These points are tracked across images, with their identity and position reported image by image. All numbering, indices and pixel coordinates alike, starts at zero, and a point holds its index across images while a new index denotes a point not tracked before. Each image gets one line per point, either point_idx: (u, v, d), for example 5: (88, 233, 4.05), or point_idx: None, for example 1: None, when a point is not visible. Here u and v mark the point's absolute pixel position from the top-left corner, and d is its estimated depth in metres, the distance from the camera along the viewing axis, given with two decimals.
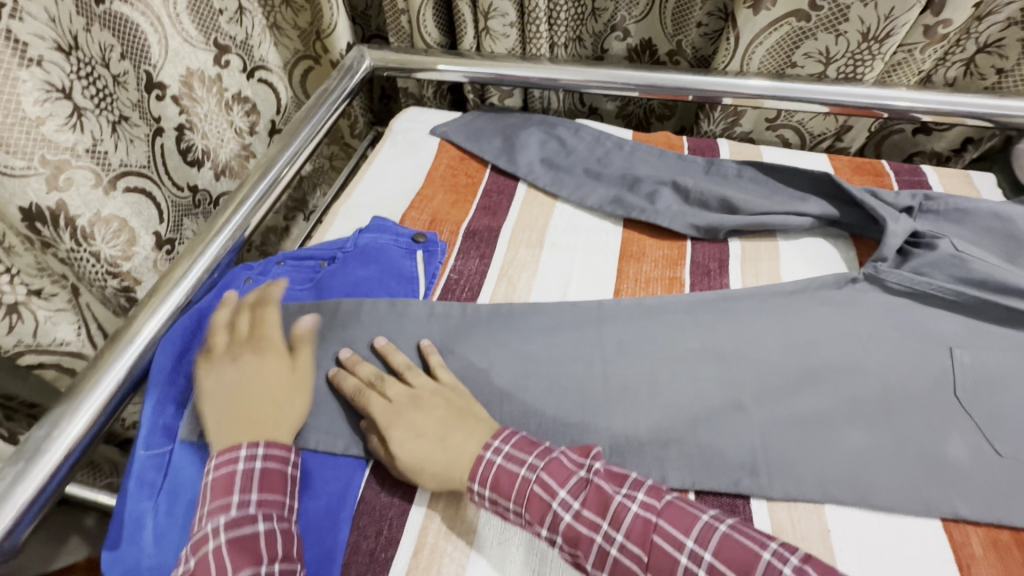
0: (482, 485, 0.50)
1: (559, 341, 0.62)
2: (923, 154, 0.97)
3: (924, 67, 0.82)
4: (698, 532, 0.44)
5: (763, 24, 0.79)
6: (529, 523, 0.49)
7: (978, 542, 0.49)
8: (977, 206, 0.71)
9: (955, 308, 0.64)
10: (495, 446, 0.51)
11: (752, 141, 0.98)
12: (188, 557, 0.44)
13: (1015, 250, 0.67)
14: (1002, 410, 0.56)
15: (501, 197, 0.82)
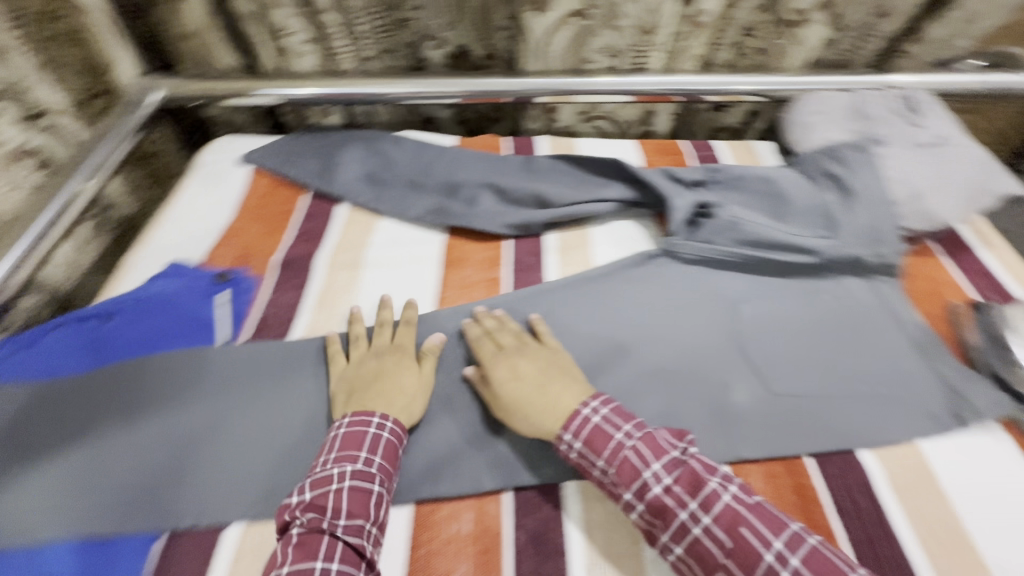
0: (577, 437, 0.52)
1: (375, 363, 0.61)
2: (726, 129, 1.08)
3: (698, 52, 0.91)
4: (704, 496, 0.46)
5: (549, 24, 0.84)
6: (615, 484, 0.50)
7: (759, 478, 0.55)
8: (751, 173, 0.79)
9: (738, 267, 0.71)
10: (590, 406, 0.53)
11: (574, 134, 1.03)
12: (308, 489, 0.50)
13: (781, 207, 0.75)
14: (775, 354, 0.63)
15: (321, 220, 0.79)
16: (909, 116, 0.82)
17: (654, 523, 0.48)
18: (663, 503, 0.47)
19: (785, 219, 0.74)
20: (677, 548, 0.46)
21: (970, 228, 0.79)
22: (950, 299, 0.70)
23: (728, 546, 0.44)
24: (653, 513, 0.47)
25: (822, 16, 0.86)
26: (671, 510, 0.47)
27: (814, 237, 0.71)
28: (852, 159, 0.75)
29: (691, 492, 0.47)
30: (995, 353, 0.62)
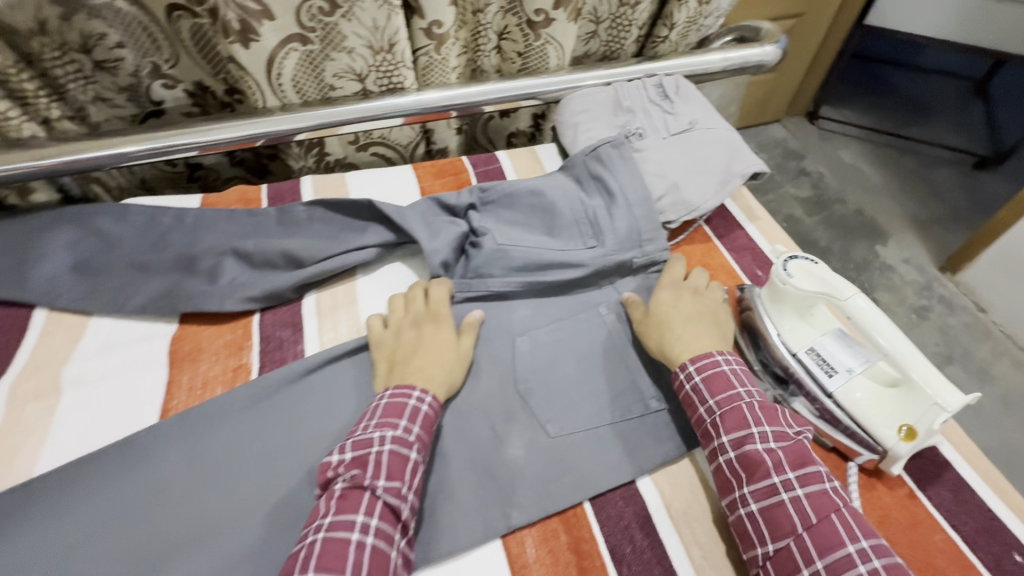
0: (701, 371, 0.54)
1: (74, 523, 0.49)
2: (518, 133, 1.04)
3: (455, 62, 0.85)
4: (804, 472, 0.48)
5: (266, 55, 0.71)
6: (716, 427, 0.52)
7: (532, 542, 0.50)
8: (518, 188, 0.72)
9: (513, 296, 0.66)
10: (723, 356, 0.55)
11: (354, 164, 0.94)
12: (348, 453, 0.47)
13: (552, 222, 0.70)
14: (552, 388, 0.59)
15: (8, 334, 0.62)
16: (664, 101, 0.82)
17: (740, 474, 0.49)
18: (762, 458, 0.49)
19: (557, 235, 0.69)
20: (755, 502, 0.47)
21: (735, 204, 0.81)
22: (721, 283, 0.70)
23: (812, 522, 0.45)
24: (745, 466, 0.49)
25: (565, 14, 0.80)
26: (766, 467, 0.48)
27: (584, 249, 0.67)
28: (612, 157, 0.72)
29: (795, 463, 0.48)
30: (756, 340, 0.60)
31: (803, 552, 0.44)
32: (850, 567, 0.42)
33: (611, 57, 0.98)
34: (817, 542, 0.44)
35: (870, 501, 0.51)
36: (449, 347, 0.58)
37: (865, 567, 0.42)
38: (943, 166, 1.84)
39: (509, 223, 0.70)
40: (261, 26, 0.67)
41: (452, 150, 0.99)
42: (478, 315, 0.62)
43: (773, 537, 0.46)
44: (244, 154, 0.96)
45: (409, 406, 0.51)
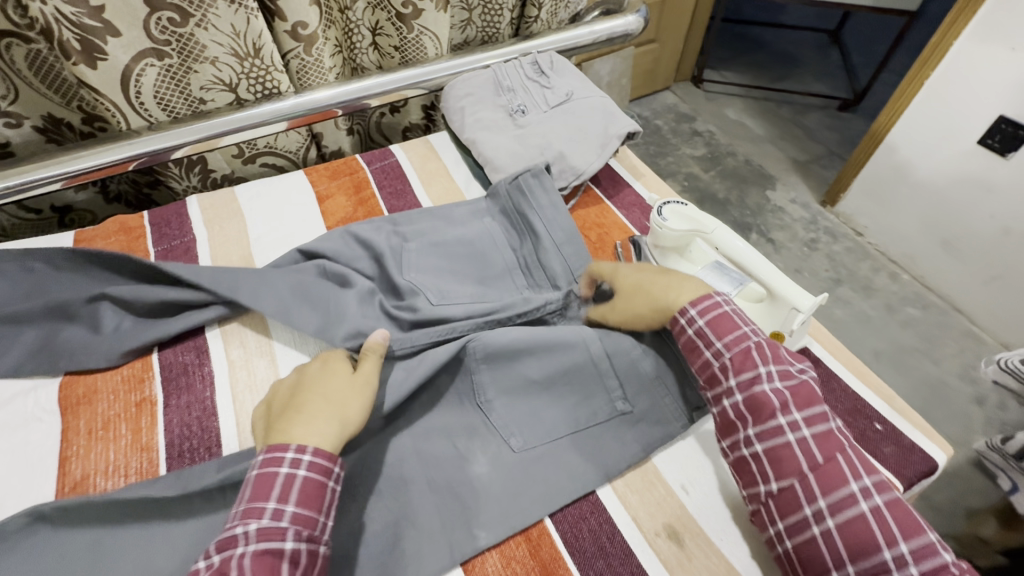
0: (703, 315, 0.53)
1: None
2: (412, 128, 1.05)
3: (330, 61, 0.84)
4: (811, 412, 0.48)
5: (119, 73, 0.67)
6: (723, 369, 0.52)
7: (494, 565, 0.49)
8: (447, 236, 0.71)
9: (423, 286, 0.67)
10: (725, 298, 0.55)
11: (244, 178, 0.91)
12: (212, 556, 0.40)
13: (483, 274, 0.69)
14: (515, 404, 0.57)
15: None
16: (541, 77, 0.86)
17: (745, 417, 0.50)
18: (767, 399, 0.49)
19: (489, 286, 0.68)
20: (760, 444, 0.48)
21: (621, 165, 0.87)
22: (615, 240, 0.75)
23: (818, 462, 0.46)
24: (752, 409, 0.49)
25: (433, 5, 0.82)
26: (771, 409, 0.48)
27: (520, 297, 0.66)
28: (533, 190, 0.71)
29: (800, 405, 0.48)
30: None
31: (808, 493, 0.45)
32: (853, 504, 0.43)
33: (489, 41, 1.01)
34: (821, 482, 0.45)
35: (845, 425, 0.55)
36: (343, 375, 0.52)
37: (867, 504, 0.43)
38: (813, 112, 2.04)
39: (438, 271, 0.68)
40: (107, 43, 0.64)
41: (347, 152, 0.98)
42: (382, 336, 0.57)
43: (778, 477, 0.47)
44: (120, 189, 0.91)
45: (280, 478, 0.44)
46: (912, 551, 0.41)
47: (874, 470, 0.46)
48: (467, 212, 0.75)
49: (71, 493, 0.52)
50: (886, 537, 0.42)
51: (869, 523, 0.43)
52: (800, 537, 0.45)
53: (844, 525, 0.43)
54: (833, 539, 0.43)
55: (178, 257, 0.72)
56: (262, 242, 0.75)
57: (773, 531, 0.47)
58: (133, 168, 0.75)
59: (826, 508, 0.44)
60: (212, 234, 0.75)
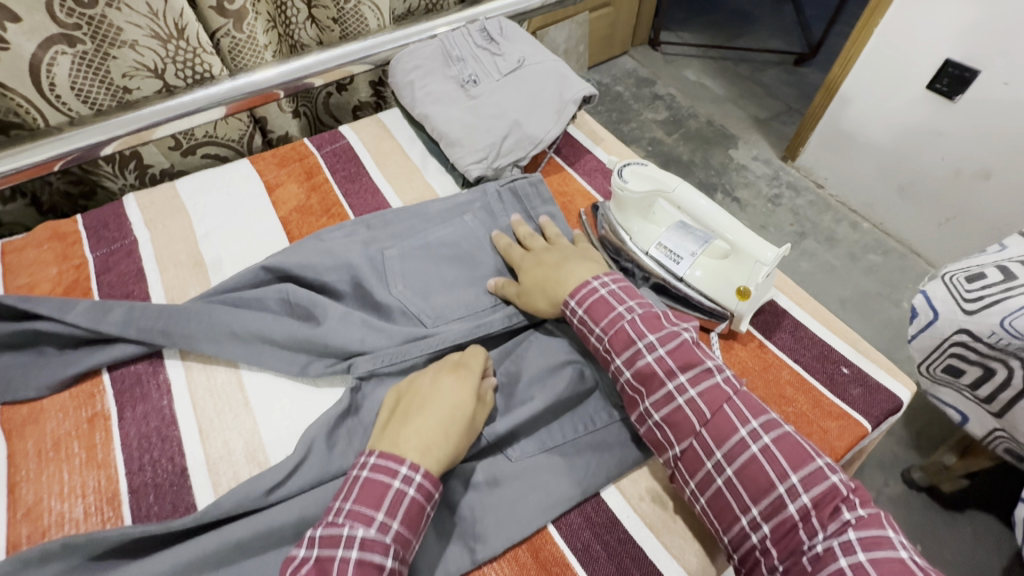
0: (582, 304, 0.55)
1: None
2: (363, 107, 1.01)
3: (265, 40, 0.78)
4: (695, 372, 0.50)
5: (26, 64, 0.61)
6: (609, 351, 0.53)
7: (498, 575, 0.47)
8: (424, 241, 0.68)
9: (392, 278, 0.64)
10: (600, 281, 0.56)
11: (185, 172, 0.85)
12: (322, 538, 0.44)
13: (472, 270, 0.66)
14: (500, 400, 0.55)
15: None
16: (491, 44, 0.82)
17: (640, 389, 0.51)
18: (652, 370, 0.51)
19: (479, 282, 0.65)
20: (658, 413, 0.50)
21: (580, 131, 0.85)
22: (579, 207, 0.74)
23: (708, 417, 0.48)
24: (641, 380, 0.51)
25: None
26: (659, 377, 0.50)
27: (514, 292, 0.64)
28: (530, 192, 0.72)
29: (682, 367, 0.50)
30: (614, 251, 0.65)
31: (705, 448, 0.48)
32: (744, 449, 0.46)
33: (435, 9, 0.96)
34: (714, 434, 0.47)
35: (759, 361, 0.58)
36: (462, 409, 0.48)
37: (756, 445, 0.46)
38: (770, 68, 2.04)
39: (421, 280, 0.64)
40: (6, 31, 0.58)
41: (294, 136, 0.93)
42: (502, 385, 0.54)
43: (678, 440, 0.49)
44: (52, 201, 0.85)
45: (390, 491, 0.43)
46: (802, 479, 0.44)
47: (759, 410, 0.49)
48: (443, 209, 0.72)
49: (25, 519, 0.48)
50: (777, 472, 0.44)
51: (760, 462, 0.45)
52: (710, 491, 0.47)
53: (739, 470, 0.46)
54: (735, 485, 0.46)
55: (120, 261, 0.68)
56: (211, 239, 0.70)
57: (689, 491, 0.48)
58: (58, 168, 0.69)
59: (723, 459, 0.47)
60: (155, 235, 0.70)
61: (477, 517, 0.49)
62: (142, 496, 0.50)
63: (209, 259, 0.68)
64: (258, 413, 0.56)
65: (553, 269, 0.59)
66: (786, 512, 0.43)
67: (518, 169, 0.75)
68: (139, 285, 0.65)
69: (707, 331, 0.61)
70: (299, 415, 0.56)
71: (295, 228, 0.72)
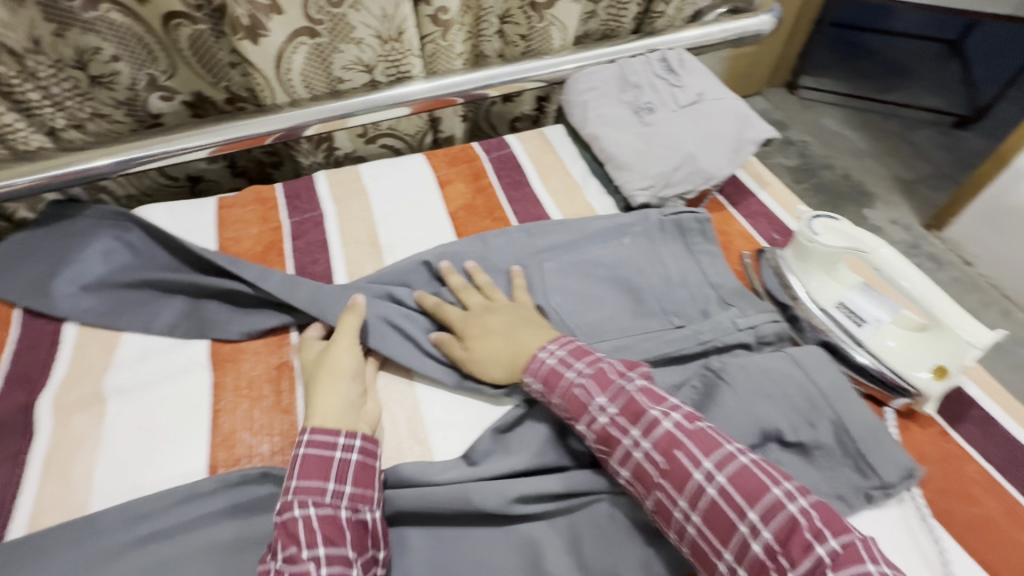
0: (536, 376, 0.54)
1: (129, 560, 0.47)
2: (522, 119, 1.05)
3: (460, 49, 0.84)
4: (645, 422, 0.48)
5: (274, 50, 0.70)
6: (570, 418, 0.52)
7: None
8: (584, 257, 0.70)
9: (551, 288, 0.66)
10: (547, 350, 0.56)
11: (364, 158, 0.93)
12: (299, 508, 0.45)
13: (631, 294, 0.66)
14: None
15: (35, 353, 0.61)
16: (670, 75, 0.83)
17: (604, 450, 0.50)
18: (608, 431, 0.49)
19: (637, 308, 0.65)
20: (623, 471, 0.48)
21: (745, 171, 0.83)
22: (742, 249, 0.73)
23: (664, 466, 0.46)
24: (602, 443, 0.50)
25: None
26: (615, 437, 0.49)
27: (672, 328, 0.63)
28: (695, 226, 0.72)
29: (633, 420, 0.49)
30: (782, 294, 0.64)
31: (670, 498, 0.45)
32: (703, 494, 0.44)
33: (609, 36, 0.99)
34: (674, 483, 0.45)
35: (942, 449, 0.54)
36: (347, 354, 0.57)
37: (713, 487, 0.44)
38: (921, 127, 1.89)
39: (579, 297, 0.66)
40: (269, 21, 0.67)
41: (459, 138, 0.99)
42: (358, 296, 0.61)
43: (646, 495, 0.47)
44: (247, 165, 0.96)
45: (335, 461, 0.48)
46: (763, 517, 0.42)
47: (713, 444, 0.46)
48: (603, 229, 0.73)
49: (222, 445, 0.55)
50: (737, 514, 0.42)
51: (721, 505, 0.43)
52: (688, 541, 0.44)
53: (705, 519, 0.43)
54: (706, 532, 0.43)
55: (309, 230, 0.75)
56: (388, 222, 0.76)
57: (672, 545, 0.46)
58: (269, 142, 0.80)
59: (688, 508, 0.44)
60: (340, 210, 0.78)
61: (626, 544, 0.49)
62: None
63: (384, 242, 0.74)
64: (421, 394, 0.60)
65: (505, 343, 0.58)
66: (756, 554, 0.41)
67: (683, 201, 0.75)
68: (324, 253, 0.72)
69: (881, 404, 0.57)
70: (457, 403, 0.59)
71: (461, 224, 0.76)
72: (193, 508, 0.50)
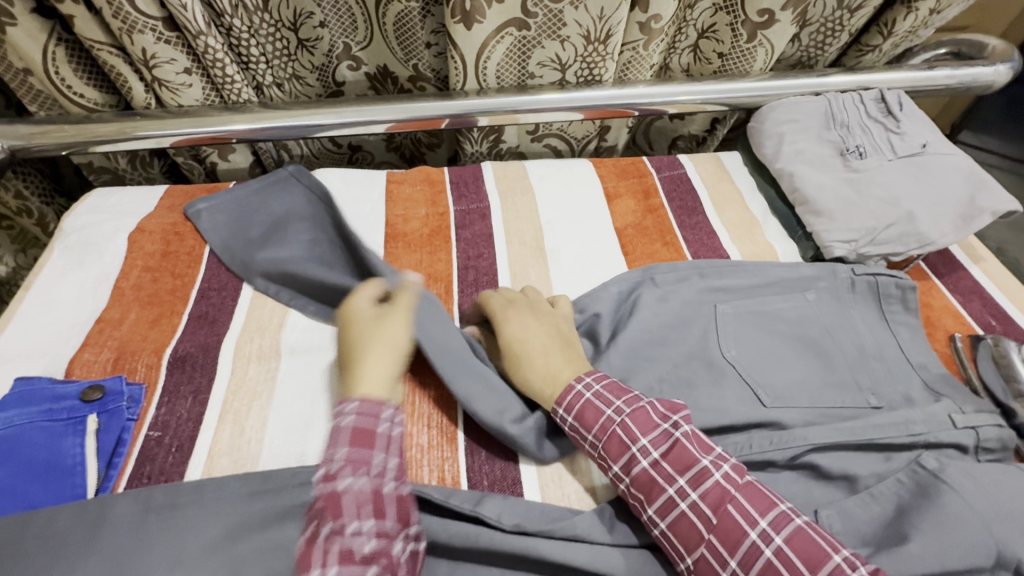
0: (569, 412, 0.51)
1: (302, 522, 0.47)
2: (684, 138, 0.98)
3: (654, 59, 0.81)
4: (694, 472, 0.45)
5: (481, 39, 0.70)
6: (604, 459, 0.49)
7: None
8: (765, 306, 0.64)
9: (731, 333, 0.61)
10: (584, 382, 0.51)
11: (524, 155, 0.92)
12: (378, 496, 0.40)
13: (823, 358, 0.60)
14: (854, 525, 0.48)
15: (220, 298, 0.64)
16: (887, 118, 0.76)
17: (640, 497, 0.46)
18: (650, 478, 0.46)
19: (828, 375, 0.58)
20: (661, 521, 0.45)
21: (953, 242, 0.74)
22: (952, 330, 0.65)
23: (713, 522, 0.43)
24: (640, 489, 0.46)
25: (790, 16, 0.74)
26: (658, 483, 0.45)
27: (866, 408, 0.56)
28: (899, 295, 0.64)
29: (679, 469, 0.45)
30: (1007, 394, 0.59)
31: (717, 556, 0.42)
32: (757, 555, 0.41)
33: (805, 64, 0.91)
34: (723, 541, 0.42)
35: None
36: (395, 317, 0.52)
37: (768, 549, 0.41)
38: None
39: (761, 351, 0.60)
40: (488, 8, 0.66)
41: (620, 149, 0.95)
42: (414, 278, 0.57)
43: (687, 550, 0.43)
44: (403, 141, 0.97)
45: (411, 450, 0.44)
46: None
47: (767, 503, 0.43)
48: (788, 277, 0.67)
49: None
50: None
51: (778, 569, 0.40)
52: None
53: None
54: None
55: (475, 222, 0.74)
56: (553, 228, 0.74)
57: None
58: (441, 126, 0.79)
59: (738, 568, 0.41)
60: (506, 207, 0.76)
61: None
62: (477, 447, 0.53)
63: (549, 246, 0.72)
64: None
65: (537, 352, 0.55)
66: None
67: (885, 262, 0.67)
68: (488, 250, 0.71)
69: None
70: None
71: (629, 244, 0.72)
72: None
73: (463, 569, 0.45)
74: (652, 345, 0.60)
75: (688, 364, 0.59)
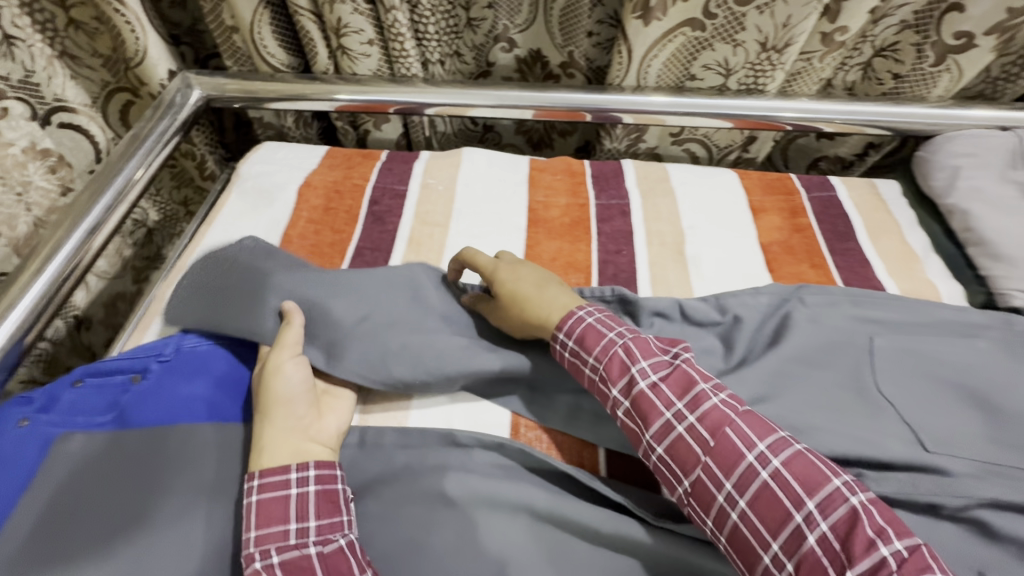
0: (570, 336, 0.53)
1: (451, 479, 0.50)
2: (828, 158, 0.94)
3: (824, 74, 0.77)
4: (692, 395, 0.46)
5: (655, 36, 0.70)
6: (604, 382, 0.50)
7: None
8: (927, 346, 0.60)
9: (889, 368, 0.58)
10: (586, 310, 0.54)
11: (659, 157, 0.91)
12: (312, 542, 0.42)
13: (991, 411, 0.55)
14: None
15: (374, 257, 0.68)
16: None
17: (639, 422, 0.47)
18: (648, 401, 0.47)
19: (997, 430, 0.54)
20: (659, 446, 0.46)
21: None
22: None
23: (710, 445, 0.44)
24: (639, 413, 0.47)
25: (993, 42, 0.69)
26: (656, 407, 0.46)
27: None
28: None
29: (680, 392, 0.46)
30: None
31: (713, 479, 0.43)
32: (755, 477, 0.41)
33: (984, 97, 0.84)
34: (720, 464, 0.43)
35: None
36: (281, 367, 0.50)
37: (766, 473, 0.41)
38: None
39: (921, 391, 0.56)
40: (672, 6, 0.66)
41: (758, 162, 0.92)
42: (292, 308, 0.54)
43: (684, 474, 0.44)
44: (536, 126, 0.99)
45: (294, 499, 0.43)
46: (819, 507, 0.39)
47: (767, 430, 0.44)
48: (953, 320, 0.62)
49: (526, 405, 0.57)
50: (793, 501, 0.40)
51: (773, 493, 0.41)
52: (728, 530, 0.42)
53: (755, 501, 0.41)
54: (750, 519, 0.41)
55: (615, 218, 0.74)
56: (695, 234, 0.73)
57: (707, 530, 0.43)
58: (581, 120, 0.79)
59: (734, 490, 0.42)
60: (647, 206, 0.76)
61: None
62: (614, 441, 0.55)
63: (689, 252, 0.71)
64: None
65: (533, 289, 0.57)
66: (808, 547, 0.38)
67: None
68: (627, 247, 0.71)
69: None
70: None
71: (774, 260, 0.70)
72: (502, 457, 0.51)
73: (601, 553, 0.46)
74: (801, 368, 0.58)
75: (838, 392, 0.56)
